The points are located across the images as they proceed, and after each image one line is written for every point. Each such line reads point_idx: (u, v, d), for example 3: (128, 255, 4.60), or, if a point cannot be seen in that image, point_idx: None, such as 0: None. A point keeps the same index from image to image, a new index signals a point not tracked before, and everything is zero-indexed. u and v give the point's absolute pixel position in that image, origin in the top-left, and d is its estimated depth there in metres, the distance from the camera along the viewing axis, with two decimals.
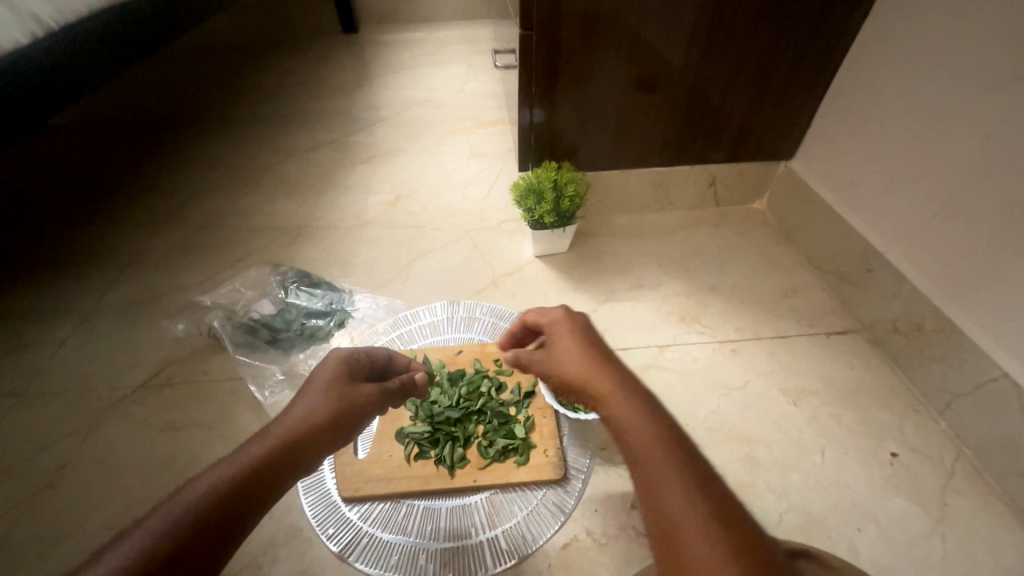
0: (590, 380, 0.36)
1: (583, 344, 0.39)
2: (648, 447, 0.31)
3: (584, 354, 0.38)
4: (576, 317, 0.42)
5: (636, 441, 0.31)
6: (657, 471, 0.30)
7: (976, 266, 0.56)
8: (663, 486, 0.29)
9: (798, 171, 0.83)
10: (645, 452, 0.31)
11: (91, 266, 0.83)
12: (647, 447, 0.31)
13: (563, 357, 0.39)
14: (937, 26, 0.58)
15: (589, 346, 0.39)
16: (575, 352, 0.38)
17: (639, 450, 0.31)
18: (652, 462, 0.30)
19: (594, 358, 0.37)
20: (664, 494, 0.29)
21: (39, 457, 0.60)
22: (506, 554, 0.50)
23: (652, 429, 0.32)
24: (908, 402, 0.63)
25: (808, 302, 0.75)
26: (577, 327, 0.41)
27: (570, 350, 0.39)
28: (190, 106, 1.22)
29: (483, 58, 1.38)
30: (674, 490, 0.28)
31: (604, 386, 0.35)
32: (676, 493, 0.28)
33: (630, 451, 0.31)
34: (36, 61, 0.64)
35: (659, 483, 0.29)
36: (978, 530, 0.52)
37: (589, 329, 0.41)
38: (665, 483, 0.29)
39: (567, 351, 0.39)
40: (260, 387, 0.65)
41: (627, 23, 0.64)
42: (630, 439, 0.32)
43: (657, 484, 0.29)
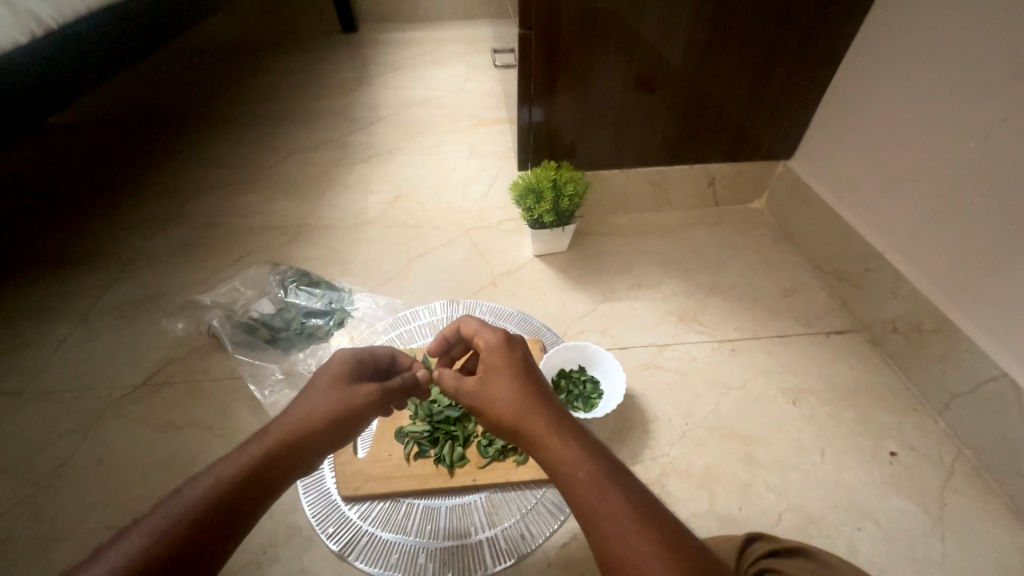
0: (527, 415, 0.35)
1: (516, 373, 0.38)
2: (598, 495, 0.30)
3: (517, 386, 0.37)
4: (508, 339, 0.41)
5: (584, 485, 0.31)
6: (609, 517, 0.29)
7: (975, 266, 0.56)
8: (617, 533, 0.29)
9: (797, 170, 0.83)
10: (597, 498, 0.30)
11: (91, 265, 0.83)
12: (594, 491, 0.30)
13: (493, 387, 0.37)
14: (934, 28, 0.58)
15: (525, 378, 0.37)
16: (507, 381, 0.37)
17: (591, 496, 0.30)
18: (600, 506, 0.30)
19: (531, 391, 0.36)
20: (624, 545, 0.28)
21: (37, 456, 0.59)
22: (505, 554, 0.50)
23: (599, 473, 0.31)
24: (907, 402, 0.63)
25: (807, 302, 0.75)
26: (508, 352, 0.40)
27: (504, 379, 0.37)
28: (190, 105, 1.22)
29: (481, 58, 1.38)
30: (627, 536, 0.28)
31: (543, 423, 0.34)
32: (630, 539, 0.28)
33: (580, 496, 0.31)
34: (34, 59, 0.64)
35: (610, 530, 0.29)
36: (977, 529, 0.52)
37: (523, 352, 0.40)
38: (622, 528, 0.29)
39: (498, 381, 0.38)
40: (259, 386, 0.65)
41: (626, 24, 0.64)
42: (575, 483, 0.31)
43: (615, 533, 0.29)
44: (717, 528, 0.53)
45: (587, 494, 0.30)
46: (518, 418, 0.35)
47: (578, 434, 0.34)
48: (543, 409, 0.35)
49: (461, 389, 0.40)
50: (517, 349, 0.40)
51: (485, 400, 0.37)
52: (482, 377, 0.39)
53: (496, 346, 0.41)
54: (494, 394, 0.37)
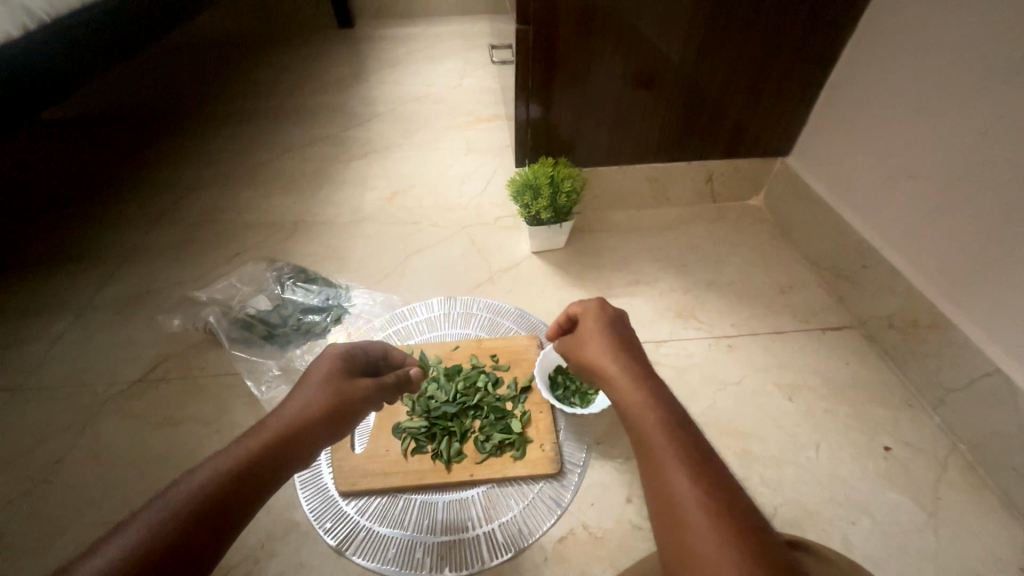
0: (610, 367, 0.39)
1: (605, 337, 0.43)
2: (660, 435, 0.32)
3: (607, 347, 0.41)
4: (613, 312, 0.46)
5: (649, 423, 0.33)
6: (666, 452, 0.31)
7: (971, 262, 0.57)
8: (666, 464, 0.31)
9: (794, 166, 0.83)
10: (657, 434, 0.33)
11: (87, 261, 0.82)
12: (657, 431, 0.33)
13: (586, 348, 0.43)
14: (932, 24, 0.58)
15: (610, 341, 0.42)
16: (599, 344, 0.42)
17: (652, 432, 0.33)
18: (660, 443, 0.32)
19: (612, 351, 0.41)
20: (669, 476, 0.30)
21: (34, 452, 0.59)
22: (503, 548, 0.50)
23: (666, 420, 0.34)
24: (903, 397, 0.64)
25: (804, 298, 0.76)
26: (606, 322, 0.45)
27: (593, 341, 0.43)
28: (186, 101, 1.21)
29: (480, 54, 1.38)
30: (679, 472, 0.30)
31: (622, 375, 0.38)
32: (681, 474, 0.30)
33: (639, 432, 0.34)
34: (29, 55, 0.64)
35: (665, 465, 0.31)
36: (970, 523, 0.53)
37: (623, 326, 0.45)
38: (671, 462, 0.31)
39: (593, 342, 0.43)
40: (256, 382, 0.65)
41: (625, 20, 0.64)
42: (642, 421, 0.34)
43: (668, 468, 0.31)
44: None
45: (646, 431, 0.33)
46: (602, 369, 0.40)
47: (652, 386, 0.37)
48: (625, 365, 0.39)
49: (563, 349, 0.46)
50: (618, 323, 0.45)
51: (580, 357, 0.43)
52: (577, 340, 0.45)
53: (599, 315, 0.46)
54: (589, 352, 0.42)
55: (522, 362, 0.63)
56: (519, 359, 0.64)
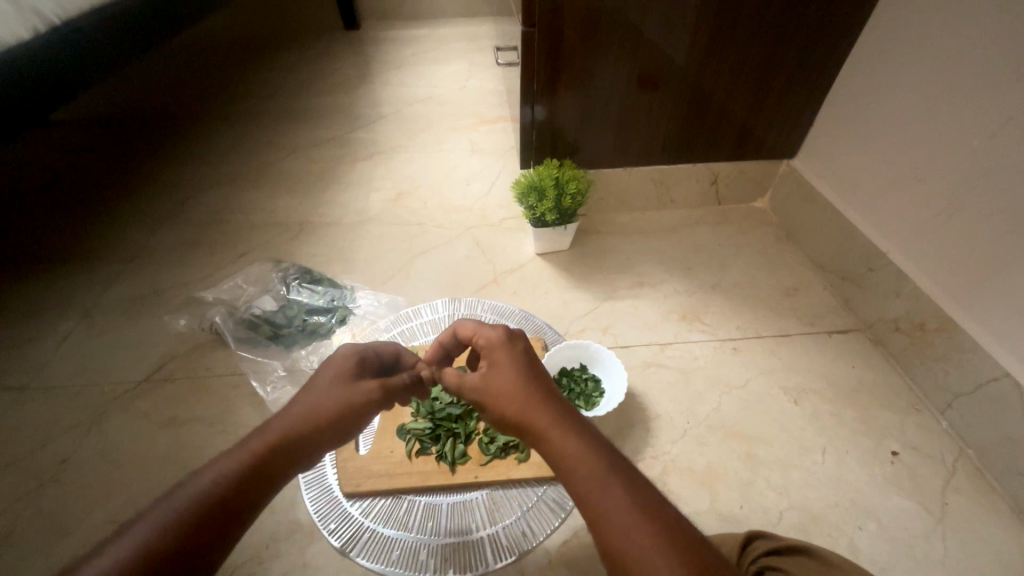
0: (532, 412, 0.35)
1: (517, 371, 0.38)
2: (606, 492, 0.31)
3: (522, 381, 0.37)
4: (514, 339, 0.41)
5: (587, 476, 0.31)
6: (612, 509, 0.30)
7: (979, 266, 0.56)
8: (616, 521, 0.30)
9: (800, 169, 0.83)
10: (597, 490, 0.31)
11: (93, 261, 0.83)
12: (599, 485, 0.31)
13: (496, 386, 0.38)
14: (938, 28, 0.58)
15: (526, 376, 0.38)
16: (511, 377, 0.38)
17: (592, 488, 0.31)
18: (603, 495, 0.31)
19: (530, 388, 0.37)
20: (620, 532, 0.29)
21: (40, 451, 0.60)
22: (506, 550, 0.50)
23: (603, 466, 0.32)
24: (910, 402, 0.63)
25: (810, 301, 0.75)
26: (510, 348, 0.40)
27: (506, 379, 0.38)
28: (192, 102, 1.22)
29: (484, 56, 1.38)
30: (626, 522, 0.29)
31: (547, 419, 0.35)
32: (626, 524, 0.29)
33: (577, 487, 0.32)
34: (39, 57, 0.64)
35: (614, 521, 0.30)
36: (979, 530, 0.52)
37: (519, 346, 0.41)
38: (621, 519, 0.30)
39: (507, 380, 0.38)
40: (261, 382, 0.65)
41: (630, 23, 0.64)
42: (580, 474, 0.32)
43: (618, 524, 0.29)
44: (719, 526, 0.53)
45: (585, 485, 0.31)
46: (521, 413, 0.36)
47: (581, 428, 0.34)
48: (546, 407, 0.35)
49: (465, 387, 0.40)
50: (515, 345, 0.41)
51: (489, 398, 0.38)
52: (485, 376, 0.39)
53: (500, 340, 0.41)
54: (498, 389, 0.38)
55: None
56: None
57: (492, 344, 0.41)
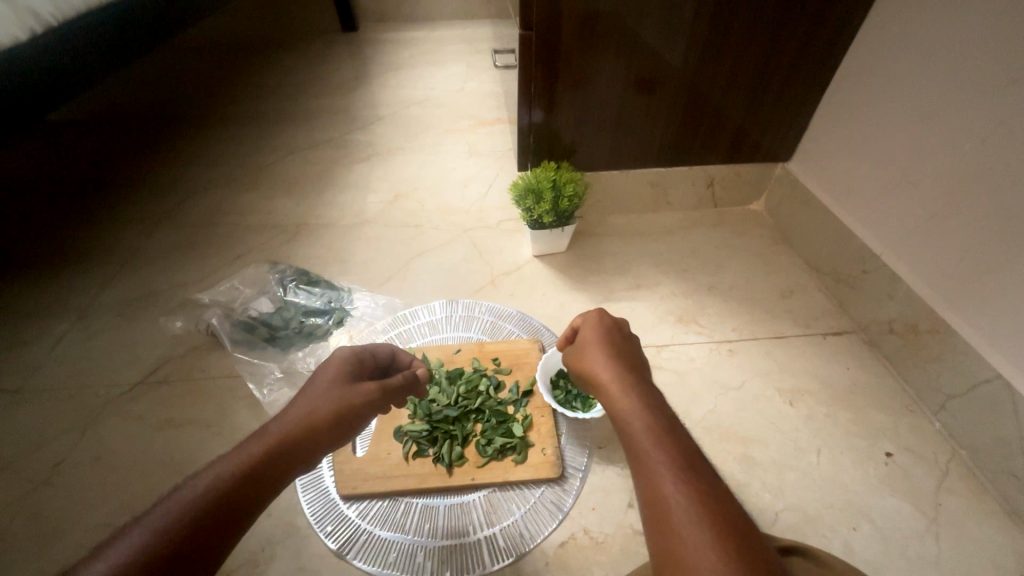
0: (603, 373, 0.40)
1: (602, 343, 0.43)
2: (652, 444, 0.33)
3: (602, 352, 0.42)
4: (610, 320, 0.47)
5: (642, 432, 0.34)
6: (655, 460, 0.32)
7: (971, 268, 0.57)
8: (655, 469, 0.31)
9: (795, 172, 0.83)
10: (647, 440, 0.33)
11: (89, 263, 0.83)
12: (647, 437, 0.33)
13: (583, 352, 0.44)
14: (931, 33, 0.59)
15: (609, 349, 0.43)
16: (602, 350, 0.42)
17: (642, 438, 0.33)
18: (653, 453, 0.32)
19: (609, 357, 0.41)
20: (656, 478, 0.31)
21: (35, 454, 0.59)
22: (504, 552, 0.50)
23: (657, 424, 0.34)
24: (903, 403, 0.64)
25: (805, 303, 0.76)
26: (609, 331, 0.45)
27: (591, 347, 0.43)
28: (189, 103, 1.22)
29: (482, 58, 1.38)
30: (675, 483, 0.31)
31: (614, 379, 0.39)
32: (672, 483, 0.30)
33: (628, 438, 0.34)
34: (35, 58, 0.64)
35: (653, 471, 0.31)
36: (971, 530, 0.53)
37: (621, 331, 0.46)
38: (661, 467, 0.31)
39: (590, 348, 0.43)
40: (258, 385, 0.65)
41: (628, 26, 0.65)
42: (635, 429, 0.34)
43: (657, 472, 0.31)
44: None
45: (636, 435, 0.34)
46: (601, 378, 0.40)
47: (644, 394, 0.37)
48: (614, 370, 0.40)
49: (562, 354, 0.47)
50: (614, 330, 0.46)
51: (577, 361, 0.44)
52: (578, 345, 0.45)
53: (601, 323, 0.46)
54: (585, 355, 0.43)
55: (523, 365, 0.63)
56: (520, 363, 0.64)
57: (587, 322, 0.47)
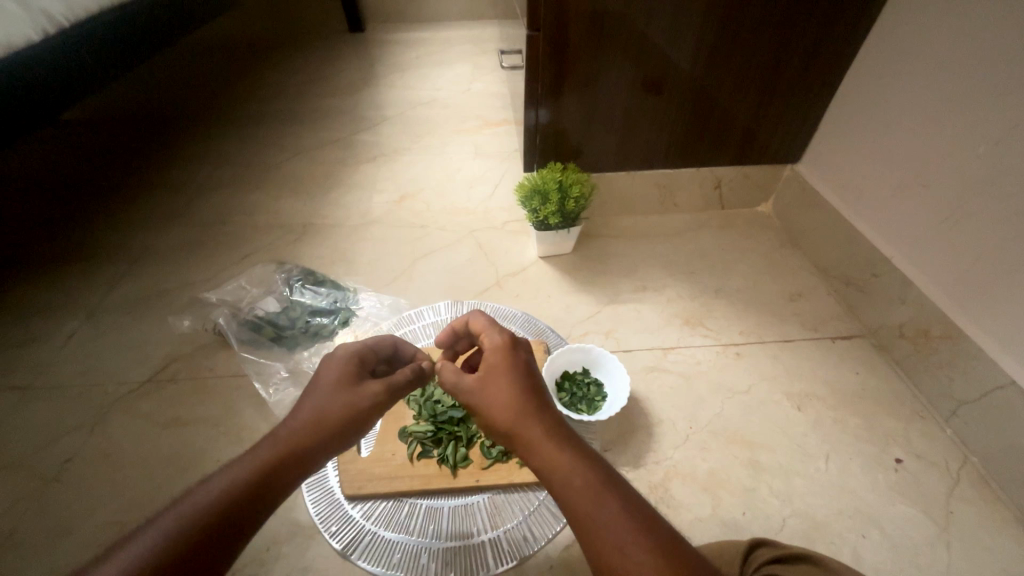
0: (524, 422, 0.35)
1: (513, 377, 0.38)
2: (600, 509, 0.30)
3: (517, 389, 0.37)
4: (512, 345, 0.41)
5: (587, 497, 0.31)
6: (609, 528, 0.30)
7: (984, 272, 0.56)
8: (610, 542, 0.29)
9: (804, 174, 0.82)
10: (591, 505, 0.31)
11: (99, 261, 0.83)
12: (595, 502, 0.31)
13: (490, 391, 0.37)
14: (944, 35, 0.58)
15: (522, 384, 0.37)
16: (506, 384, 0.37)
17: (585, 504, 0.31)
18: (603, 522, 0.30)
19: (525, 396, 0.36)
20: (613, 553, 0.29)
21: (44, 451, 0.60)
22: (508, 555, 0.50)
23: (598, 481, 0.32)
24: (913, 408, 0.63)
25: (813, 306, 0.75)
26: (515, 351, 0.40)
27: (498, 384, 0.38)
28: (198, 104, 1.22)
29: (489, 59, 1.38)
30: (635, 559, 0.28)
31: (539, 431, 0.34)
32: (633, 557, 0.28)
33: (569, 504, 0.31)
34: (46, 58, 0.65)
35: (608, 544, 0.29)
36: (984, 539, 0.52)
37: (520, 353, 0.40)
38: (618, 538, 0.29)
39: (500, 384, 0.37)
40: (264, 384, 0.65)
41: (635, 27, 0.65)
42: (578, 495, 0.31)
43: (613, 544, 0.29)
44: (721, 533, 0.52)
45: (579, 501, 0.31)
46: (512, 424, 0.35)
47: (574, 444, 0.34)
48: (538, 417, 0.35)
49: (459, 386, 0.40)
50: (517, 355, 0.40)
51: (481, 401, 0.38)
52: (479, 378, 0.39)
53: (501, 345, 0.41)
54: (492, 394, 0.37)
55: None
56: None
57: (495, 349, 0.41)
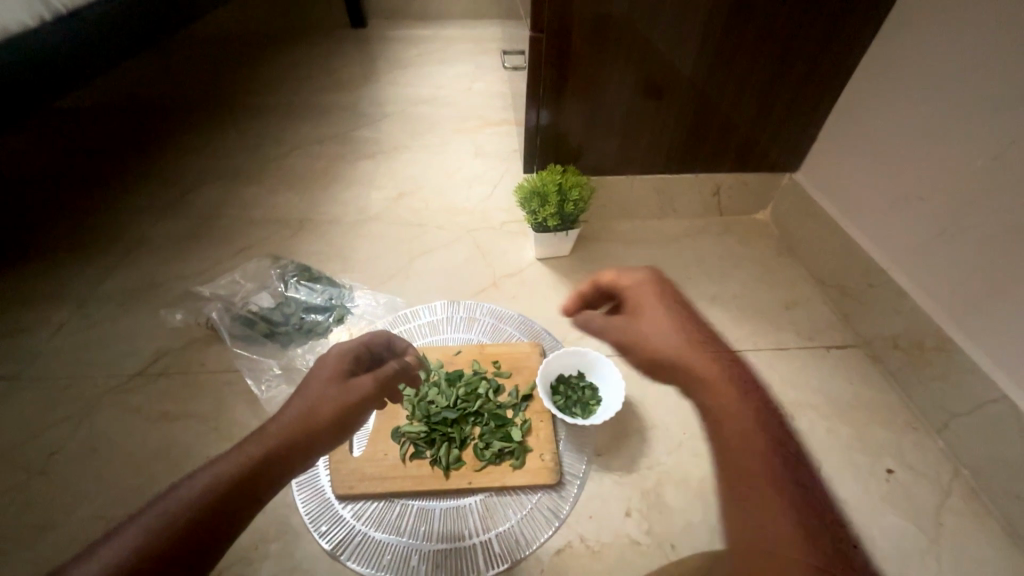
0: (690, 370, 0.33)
1: (676, 325, 0.36)
2: (770, 467, 0.30)
3: (675, 335, 0.35)
4: (652, 289, 0.38)
5: (778, 455, 0.30)
6: (769, 486, 0.29)
7: (979, 286, 0.56)
8: (768, 499, 0.28)
9: (802, 183, 0.83)
10: (761, 461, 0.30)
11: (91, 251, 0.82)
12: (779, 461, 0.30)
13: (656, 333, 0.35)
14: (945, 49, 0.58)
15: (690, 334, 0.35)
16: (672, 330, 0.35)
17: (755, 459, 0.30)
18: (768, 479, 0.29)
19: (684, 343, 0.34)
20: (773, 509, 0.28)
21: (30, 443, 0.59)
22: (499, 558, 0.50)
23: (766, 441, 0.31)
24: (906, 419, 0.63)
25: (808, 315, 0.75)
26: (655, 296, 0.37)
27: (661, 328, 0.35)
28: (196, 95, 1.21)
29: (491, 58, 1.38)
30: (787, 519, 0.28)
31: (731, 381, 0.33)
32: (784, 517, 0.28)
33: (743, 455, 0.30)
34: (42, 44, 0.64)
35: (765, 500, 0.28)
36: (973, 551, 0.52)
37: (666, 299, 0.37)
38: (777, 496, 0.29)
39: (667, 328, 0.35)
40: (255, 380, 0.65)
41: (639, 31, 0.64)
42: (775, 452, 0.30)
43: (769, 500, 0.28)
44: None
45: (748, 456, 0.30)
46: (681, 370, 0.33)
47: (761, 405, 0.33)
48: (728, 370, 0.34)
49: (611, 326, 0.36)
50: (656, 299, 0.37)
51: (635, 342, 0.35)
52: (632, 319, 0.36)
53: (643, 283, 0.38)
54: (648, 336, 0.35)
55: (524, 369, 0.63)
56: (520, 367, 0.63)
57: (638, 291, 0.38)
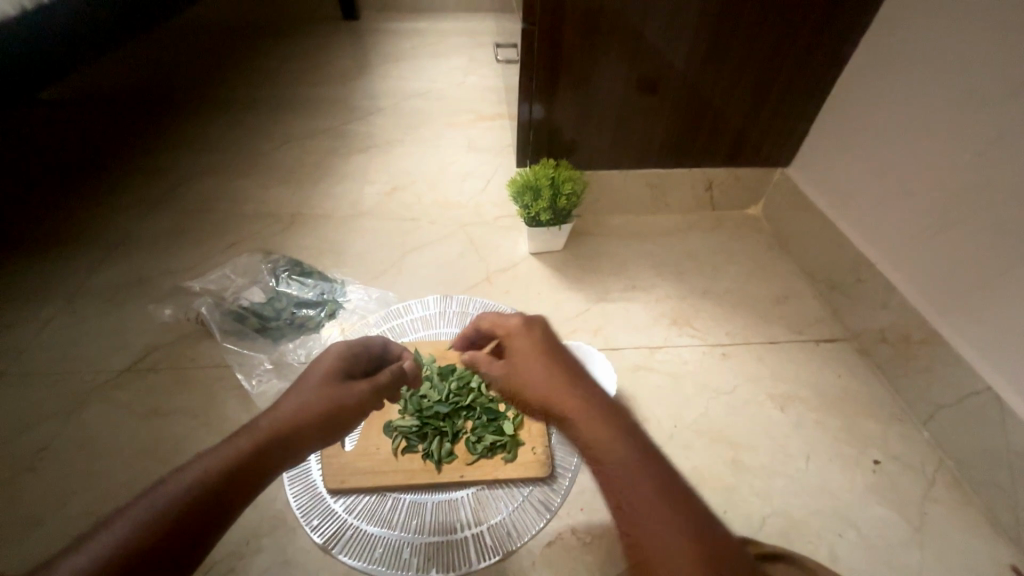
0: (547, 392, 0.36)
1: (540, 354, 0.39)
2: (619, 462, 0.31)
3: (538, 364, 0.38)
4: (528, 327, 0.42)
5: (622, 453, 0.32)
6: (619, 480, 0.31)
7: (965, 281, 0.57)
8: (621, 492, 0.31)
9: (794, 178, 0.83)
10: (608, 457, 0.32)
11: (79, 246, 0.81)
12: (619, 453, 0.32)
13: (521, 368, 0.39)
14: (935, 45, 0.58)
15: (547, 358, 0.39)
16: (532, 364, 0.38)
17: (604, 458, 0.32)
18: (617, 473, 0.31)
19: (544, 370, 0.38)
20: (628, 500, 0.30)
21: (18, 439, 0.58)
22: (491, 550, 0.50)
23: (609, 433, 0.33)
24: (892, 411, 0.64)
25: (798, 309, 0.76)
26: (528, 334, 0.41)
27: (526, 361, 0.39)
28: (186, 87, 1.20)
29: (485, 51, 1.37)
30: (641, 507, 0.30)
31: (577, 395, 0.35)
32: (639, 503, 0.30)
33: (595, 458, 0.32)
34: (24, 35, 0.63)
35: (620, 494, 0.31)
36: (955, 540, 0.53)
37: (542, 334, 0.41)
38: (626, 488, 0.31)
39: (528, 363, 0.39)
40: (246, 376, 0.64)
41: (631, 26, 0.64)
42: (610, 451, 0.32)
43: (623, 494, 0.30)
44: None
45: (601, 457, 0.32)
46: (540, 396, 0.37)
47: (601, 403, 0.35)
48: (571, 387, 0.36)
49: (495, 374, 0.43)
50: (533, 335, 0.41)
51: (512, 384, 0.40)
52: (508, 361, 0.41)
53: (518, 325, 0.42)
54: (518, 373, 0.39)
55: None
56: None
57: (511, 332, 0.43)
